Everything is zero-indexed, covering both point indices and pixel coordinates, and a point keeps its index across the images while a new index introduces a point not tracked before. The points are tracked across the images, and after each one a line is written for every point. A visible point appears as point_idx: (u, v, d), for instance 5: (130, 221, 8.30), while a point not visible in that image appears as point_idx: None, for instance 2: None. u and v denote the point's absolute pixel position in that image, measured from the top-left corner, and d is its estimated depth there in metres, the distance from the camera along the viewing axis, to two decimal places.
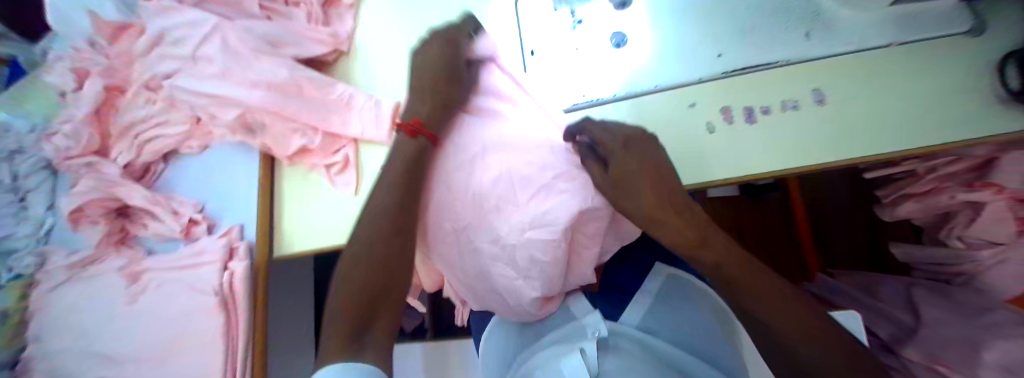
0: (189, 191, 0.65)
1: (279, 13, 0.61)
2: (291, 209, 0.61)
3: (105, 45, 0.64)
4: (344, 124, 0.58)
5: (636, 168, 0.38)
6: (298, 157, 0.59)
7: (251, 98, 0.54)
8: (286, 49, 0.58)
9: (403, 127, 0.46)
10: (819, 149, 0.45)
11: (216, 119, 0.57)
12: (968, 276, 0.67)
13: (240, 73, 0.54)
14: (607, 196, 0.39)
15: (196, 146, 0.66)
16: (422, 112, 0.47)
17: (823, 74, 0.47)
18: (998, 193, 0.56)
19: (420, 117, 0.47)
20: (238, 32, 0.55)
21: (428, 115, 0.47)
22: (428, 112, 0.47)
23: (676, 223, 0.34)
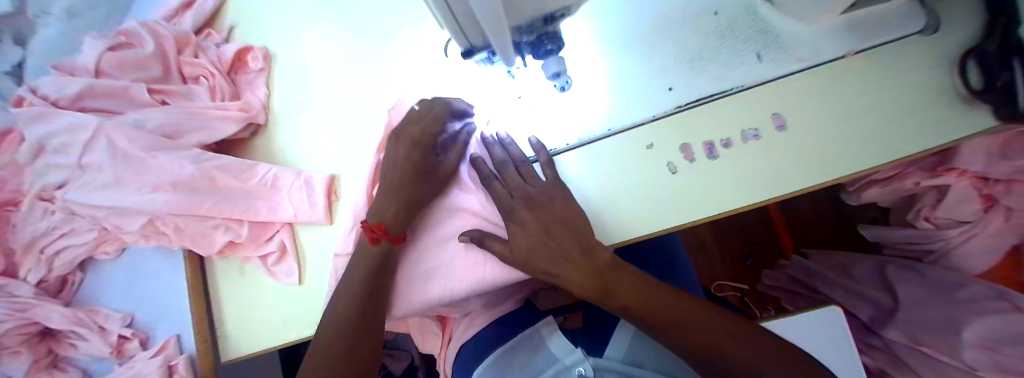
0: (113, 301, 0.58)
1: (176, 94, 0.56)
2: (228, 313, 0.53)
3: None
4: (275, 210, 0.52)
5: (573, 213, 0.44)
6: (227, 251, 0.53)
7: (155, 206, 0.49)
8: (184, 139, 0.53)
9: (366, 231, 0.47)
10: (784, 178, 0.44)
11: (123, 231, 0.52)
12: (937, 254, 0.67)
13: (137, 178, 0.49)
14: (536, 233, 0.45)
15: (111, 251, 0.59)
16: (388, 214, 0.48)
17: (779, 98, 0.46)
18: (959, 175, 0.56)
19: (386, 221, 0.47)
20: (127, 131, 0.50)
21: (391, 218, 0.48)
22: (396, 216, 0.48)
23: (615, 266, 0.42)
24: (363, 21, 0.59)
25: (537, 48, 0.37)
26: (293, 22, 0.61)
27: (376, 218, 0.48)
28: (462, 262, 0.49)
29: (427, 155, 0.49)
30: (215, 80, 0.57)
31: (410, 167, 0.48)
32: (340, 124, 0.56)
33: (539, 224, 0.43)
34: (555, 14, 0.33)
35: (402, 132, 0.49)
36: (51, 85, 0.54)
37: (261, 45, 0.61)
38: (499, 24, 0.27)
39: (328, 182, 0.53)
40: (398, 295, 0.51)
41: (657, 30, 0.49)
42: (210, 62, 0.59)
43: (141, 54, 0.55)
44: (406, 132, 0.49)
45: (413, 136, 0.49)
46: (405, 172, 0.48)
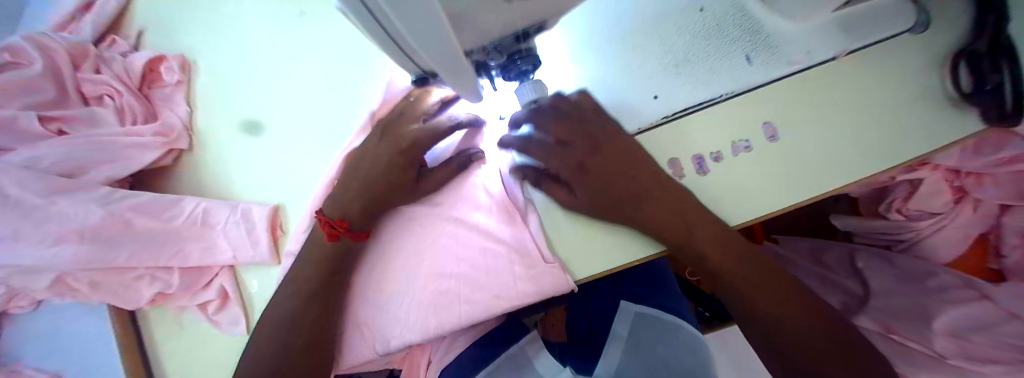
0: (37, 360, 0.51)
1: (74, 120, 0.47)
2: (168, 370, 0.47)
3: None
4: (210, 252, 0.46)
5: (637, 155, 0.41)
6: (159, 301, 0.47)
7: (62, 261, 0.42)
8: (88, 176, 0.45)
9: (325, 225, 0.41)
10: (774, 190, 0.42)
11: (31, 288, 0.45)
12: (908, 242, 0.69)
13: (33, 229, 0.42)
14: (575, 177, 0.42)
15: (26, 304, 0.51)
16: (353, 208, 0.42)
17: (772, 106, 0.42)
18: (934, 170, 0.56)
19: (349, 216, 0.42)
20: (21, 175, 0.42)
21: (358, 213, 0.42)
22: (361, 213, 0.42)
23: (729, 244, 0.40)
24: (298, 22, 0.51)
25: (509, 69, 0.32)
26: (215, 24, 0.53)
27: (340, 212, 0.42)
28: (447, 252, 0.43)
29: (411, 162, 0.42)
30: (124, 99, 0.49)
31: (388, 169, 0.42)
32: (285, 145, 0.49)
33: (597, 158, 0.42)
34: (528, 29, 0.28)
35: (384, 137, 0.42)
36: None
37: (181, 55, 0.53)
38: (439, 37, 0.22)
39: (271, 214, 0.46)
40: (362, 285, 0.45)
41: (634, 33, 0.45)
42: (114, 78, 0.49)
43: (29, 74, 0.46)
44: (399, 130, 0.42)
45: (402, 138, 0.42)
46: (382, 171, 0.42)
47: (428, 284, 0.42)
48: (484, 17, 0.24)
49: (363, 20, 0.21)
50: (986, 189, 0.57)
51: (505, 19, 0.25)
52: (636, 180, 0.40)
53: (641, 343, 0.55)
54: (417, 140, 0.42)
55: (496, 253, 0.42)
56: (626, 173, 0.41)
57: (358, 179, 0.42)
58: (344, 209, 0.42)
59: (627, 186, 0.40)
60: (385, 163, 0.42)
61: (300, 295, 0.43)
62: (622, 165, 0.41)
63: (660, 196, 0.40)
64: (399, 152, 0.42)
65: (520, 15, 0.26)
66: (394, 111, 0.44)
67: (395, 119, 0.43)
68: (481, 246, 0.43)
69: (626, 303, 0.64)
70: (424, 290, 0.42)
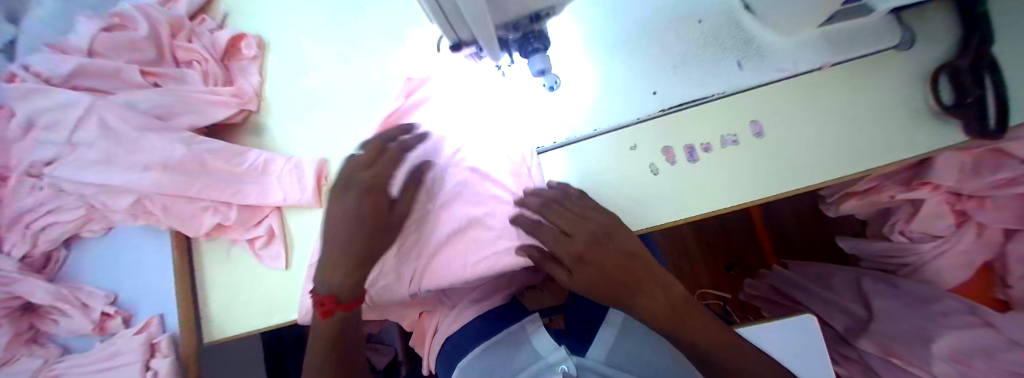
0: (101, 280, 0.58)
1: (166, 77, 0.58)
2: (218, 293, 0.54)
3: None
4: (263, 194, 0.53)
5: (602, 219, 0.44)
6: (215, 233, 0.55)
7: (145, 185, 0.50)
8: (175, 121, 0.54)
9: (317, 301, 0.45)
10: (758, 181, 0.46)
11: (111, 208, 0.53)
12: (913, 267, 0.68)
13: (126, 157, 0.50)
14: (548, 235, 0.44)
15: (98, 229, 0.59)
16: (339, 285, 0.45)
17: (760, 107, 0.47)
18: (935, 190, 0.58)
19: (339, 293, 0.45)
20: (119, 110, 0.51)
21: (345, 288, 0.45)
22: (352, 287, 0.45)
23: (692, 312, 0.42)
24: (357, 14, 0.60)
25: (524, 45, 0.38)
26: (286, 11, 0.63)
27: (327, 289, 0.45)
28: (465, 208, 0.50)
29: (382, 205, 0.46)
30: (208, 65, 0.59)
31: (362, 221, 0.45)
32: (334, 114, 0.57)
33: (570, 224, 0.44)
34: (542, 12, 0.35)
35: (353, 172, 0.46)
36: (45, 63, 0.53)
37: (256, 33, 0.63)
38: (481, 14, 0.28)
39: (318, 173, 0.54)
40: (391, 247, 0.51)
41: (642, 36, 0.50)
42: (204, 48, 0.60)
43: (136, 36, 0.56)
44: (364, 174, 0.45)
45: (363, 181, 0.45)
46: (354, 226, 0.45)
47: (442, 233, 0.49)
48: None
49: None
50: (986, 212, 0.58)
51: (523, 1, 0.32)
52: (603, 244, 0.43)
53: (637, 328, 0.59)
54: (382, 180, 0.45)
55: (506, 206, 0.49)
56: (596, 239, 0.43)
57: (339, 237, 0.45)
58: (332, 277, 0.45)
59: (598, 249, 0.42)
60: (367, 217, 0.45)
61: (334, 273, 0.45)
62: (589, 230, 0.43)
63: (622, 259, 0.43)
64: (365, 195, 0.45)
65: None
66: (365, 168, 0.46)
67: (352, 167, 0.46)
68: (493, 195, 0.50)
69: None
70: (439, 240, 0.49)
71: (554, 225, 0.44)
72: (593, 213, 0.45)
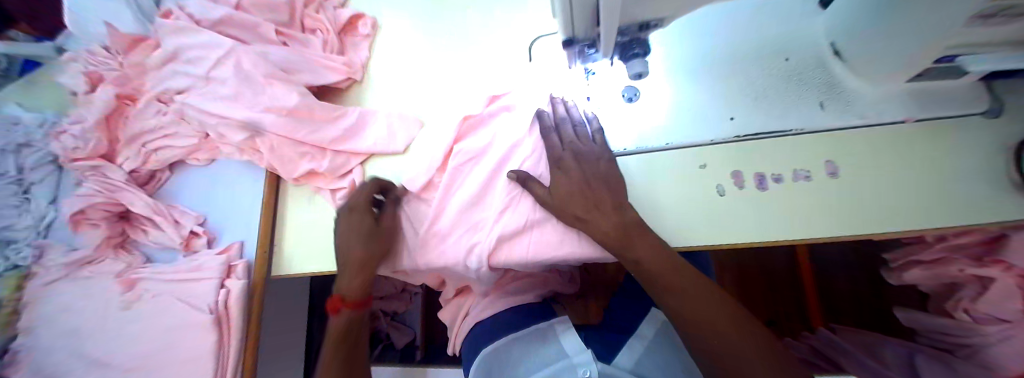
0: (194, 203, 0.66)
1: (294, 39, 0.67)
2: (295, 229, 0.60)
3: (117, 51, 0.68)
4: (358, 141, 0.61)
5: (610, 176, 0.48)
6: (304, 179, 0.61)
7: (264, 122, 0.57)
8: (297, 76, 0.62)
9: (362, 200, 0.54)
10: (823, 219, 0.46)
11: (225, 139, 0.61)
12: (972, 348, 0.64)
13: (253, 96, 0.58)
14: (559, 180, 0.48)
15: (202, 158, 0.67)
16: (354, 247, 0.52)
17: (838, 149, 0.48)
18: (1007, 271, 0.56)
19: (349, 290, 0.52)
20: (253, 58, 0.60)
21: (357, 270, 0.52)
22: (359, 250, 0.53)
23: (676, 266, 0.44)
24: (463, 13, 0.69)
25: (626, 49, 0.43)
26: (399, 4, 0.72)
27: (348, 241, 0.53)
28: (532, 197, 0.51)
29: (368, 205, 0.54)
30: (329, 35, 0.67)
31: (357, 217, 0.53)
32: (423, 92, 0.64)
33: (580, 174, 0.48)
34: (650, 23, 0.39)
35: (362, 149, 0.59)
36: (199, 8, 0.63)
37: (372, 15, 0.71)
38: (612, 11, 0.33)
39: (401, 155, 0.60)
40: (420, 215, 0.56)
41: (727, 66, 0.53)
42: (329, 20, 0.69)
43: (278, 1, 0.66)
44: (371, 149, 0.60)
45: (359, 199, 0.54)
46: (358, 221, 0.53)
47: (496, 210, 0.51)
48: (630, 6, 0.35)
49: None
50: None
51: (641, 11, 0.36)
52: (604, 196, 0.46)
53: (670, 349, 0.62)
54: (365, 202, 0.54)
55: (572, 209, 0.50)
56: (601, 190, 0.47)
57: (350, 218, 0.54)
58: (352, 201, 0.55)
59: (600, 198, 0.46)
60: (360, 216, 0.53)
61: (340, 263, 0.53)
62: (599, 182, 0.48)
63: (620, 217, 0.45)
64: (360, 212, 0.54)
65: (654, 11, 0.37)
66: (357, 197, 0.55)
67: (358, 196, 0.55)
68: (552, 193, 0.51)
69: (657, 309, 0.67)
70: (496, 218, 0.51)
71: (566, 172, 0.48)
72: (605, 172, 0.49)
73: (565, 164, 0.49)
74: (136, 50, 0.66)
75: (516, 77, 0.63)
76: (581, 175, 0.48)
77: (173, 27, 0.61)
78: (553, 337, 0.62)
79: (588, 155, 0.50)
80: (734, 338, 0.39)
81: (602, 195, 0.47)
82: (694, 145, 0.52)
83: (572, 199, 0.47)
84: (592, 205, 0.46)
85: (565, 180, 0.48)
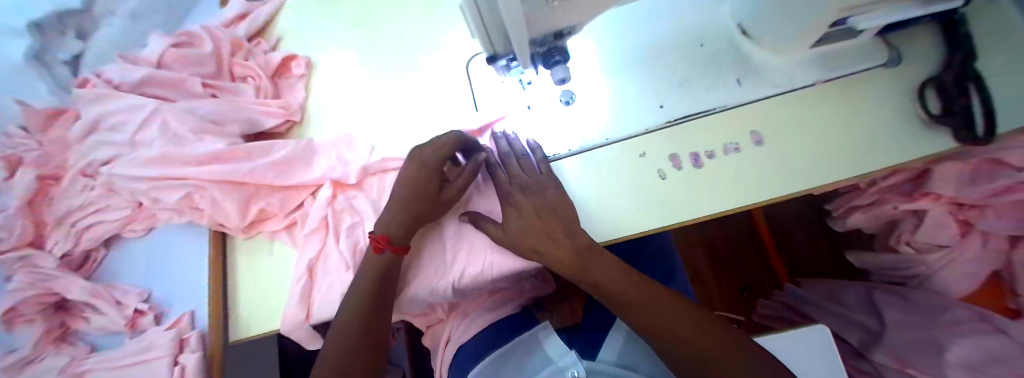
0: (136, 278, 0.61)
1: (224, 89, 0.62)
2: (245, 288, 0.56)
3: (37, 131, 0.64)
4: (309, 174, 0.56)
5: (560, 204, 0.48)
6: (254, 230, 0.57)
7: (199, 171, 0.53)
8: (229, 127, 0.58)
9: (372, 241, 0.48)
10: (756, 186, 0.48)
11: (160, 204, 0.56)
12: (921, 278, 0.69)
13: (175, 152, 0.54)
14: (510, 217, 0.47)
15: (140, 229, 0.61)
16: (393, 225, 0.49)
17: (759, 118, 0.51)
18: (936, 200, 0.60)
19: (393, 234, 0.49)
20: (181, 115, 0.56)
21: (398, 230, 0.49)
22: (403, 232, 0.49)
23: (635, 284, 0.45)
24: (396, 41, 0.65)
25: (547, 58, 0.43)
26: (328, 35, 0.68)
27: (382, 230, 0.49)
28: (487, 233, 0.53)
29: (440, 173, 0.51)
30: (260, 81, 0.63)
31: (426, 184, 0.50)
32: (364, 129, 0.61)
33: (529, 208, 0.47)
34: (563, 30, 0.39)
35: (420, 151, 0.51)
36: (118, 71, 0.59)
37: (306, 54, 0.67)
38: (519, 28, 0.33)
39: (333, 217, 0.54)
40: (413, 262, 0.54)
41: (651, 55, 0.55)
42: (259, 66, 0.64)
43: (202, 52, 0.62)
44: (420, 155, 0.51)
45: (429, 157, 0.50)
46: (419, 189, 0.50)
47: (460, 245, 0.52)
48: (538, 18, 0.36)
49: (469, 14, 0.33)
50: (988, 220, 0.60)
51: (551, 20, 0.37)
52: (557, 226, 0.46)
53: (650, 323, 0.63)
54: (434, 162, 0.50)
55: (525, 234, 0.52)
56: (552, 220, 0.46)
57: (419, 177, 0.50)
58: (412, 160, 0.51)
59: (553, 229, 0.46)
60: (430, 176, 0.50)
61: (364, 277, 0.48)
62: (549, 211, 0.47)
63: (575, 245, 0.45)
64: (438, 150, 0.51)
65: (564, 19, 0.37)
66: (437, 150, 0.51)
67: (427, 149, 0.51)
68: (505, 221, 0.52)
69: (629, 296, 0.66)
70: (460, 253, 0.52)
71: (515, 208, 0.48)
72: (553, 200, 0.48)
73: (513, 200, 0.48)
74: (53, 127, 0.64)
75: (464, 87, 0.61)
76: (530, 207, 0.47)
77: (90, 95, 0.57)
78: (535, 343, 0.61)
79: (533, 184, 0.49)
80: (700, 344, 0.41)
81: (552, 223, 0.46)
82: (632, 135, 0.53)
83: (526, 235, 0.46)
84: (546, 238, 0.45)
85: (516, 217, 0.47)
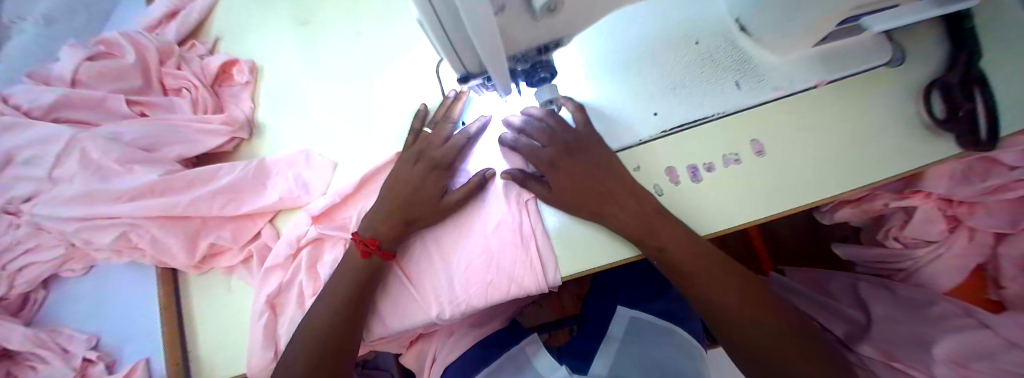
0: (81, 322, 0.55)
1: (154, 106, 0.54)
2: (202, 329, 0.51)
3: None
4: (258, 202, 0.50)
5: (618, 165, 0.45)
6: (205, 266, 0.52)
7: (134, 211, 0.47)
8: (164, 152, 0.51)
9: (359, 244, 0.45)
10: (758, 201, 0.44)
11: (91, 244, 0.49)
12: (907, 272, 0.69)
13: (104, 187, 0.47)
14: (561, 194, 0.44)
15: (79, 268, 0.56)
16: (383, 230, 0.46)
17: (760, 125, 0.47)
18: (925, 197, 0.59)
19: (380, 237, 0.45)
20: (102, 143, 0.49)
21: (387, 234, 0.46)
22: (391, 235, 0.46)
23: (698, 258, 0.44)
24: (352, 39, 0.58)
25: (531, 75, 0.37)
26: (274, 36, 0.60)
27: (371, 232, 0.46)
28: (478, 251, 0.45)
29: (437, 181, 0.47)
30: (199, 93, 0.55)
31: (421, 184, 0.47)
32: (322, 143, 0.54)
33: (588, 171, 0.44)
34: (549, 44, 0.34)
35: (425, 150, 0.48)
36: (29, 95, 0.51)
37: (250, 59, 0.59)
38: (495, 50, 0.27)
39: (309, 251, 0.49)
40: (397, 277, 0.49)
41: (641, 57, 0.50)
42: (194, 75, 0.56)
43: (124, 64, 0.53)
44: (428, 151, 0.48)
45: (431, 157, 0.47)
46: (413, 191, 0.46)
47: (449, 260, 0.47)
48: (519, 32, 0.30)
49: (433, 32, 0.27)
50: (977, 216, 0.59)
51: (533, 35, 0.31)
52: (620, 190, 0.44)
53: (645, 323, 0.62)
54: (445, 158, 0.47)
55: (517, 260, 0.44)
56: (613, 188, 0.44)
57: (415, 177, 0.47)
58: (413, 156, 0.48)
59: (616, 190, 0.44)
60: (417, 182, 0.47)
61: (338, 286, 0.46)
62: (608, 170, 0.45)
63: (645, 213, 0.43)
64: (442, 151, 0.47)
65: (547, 33, 0.32)
66: (425, 146, 0.48)
67: (426, 145, 0.48)
68: (498, 240, 0.45)
69: (622, 307, 0.65)
70: (446, 274, 0.46)
71: (567, 172, 0.44)
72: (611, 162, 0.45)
73: (569, 159, 0.45)
74: None
75: (429, 89, 0.54)
76: (582, 168, 0.45)
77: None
78: (525, 358, 0.60)
79: (594, 144, 0.46)
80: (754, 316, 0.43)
81: (614, 185, 0.44)
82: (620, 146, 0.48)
83: (585, 203, 0.43)
84: (609, 204, 0.43)
85: (574, 180, 0.44)
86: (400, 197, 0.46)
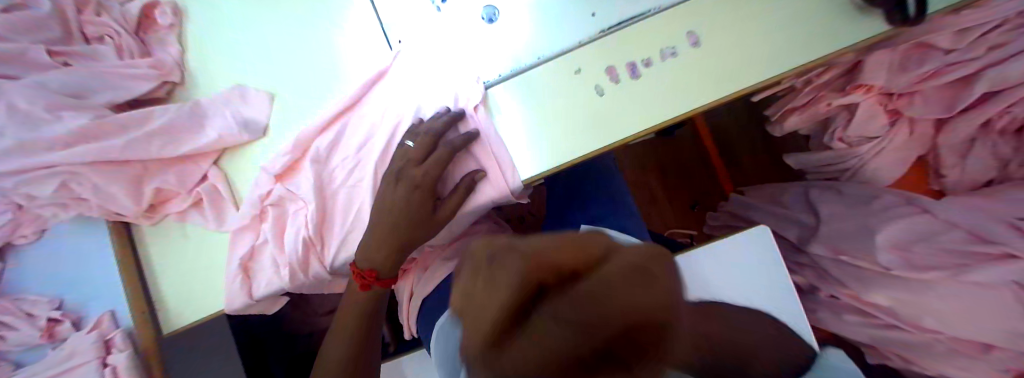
0: (42, 286, 0.55)
1: (78, 55, 0.52)
2: (164, 275, 0.52)
3: None
4: (197, 142, 0.50)
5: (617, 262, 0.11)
6: (156, 213, 0.51)
7: (72, 158, 0.46)
8: (93, 98, 0.50)
9: (357, 274, 0.49)
10: (693, 90, 0.45)
11: (37, 196, 0.49)
12: (853, 171, 0.73)
13: (41, 136, 0.46)
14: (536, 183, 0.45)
15: (31, 233, 0.54)
16: (376, 259, 0.48)
17: (695, 18, 0.47)
18: (868, 92, 0.59)
19: (376, 267, 0.48)
20: (29, 91, 0.47)
21: (381, 261, 0.48)
22: (384, 262, 0.48)
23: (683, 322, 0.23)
24: None
25: None
26: None
27: (368, 264, 0.48)
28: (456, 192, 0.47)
29: (425, 197, 0.46)
30: (123, 38, 0.53)
31: (407, 204, 0.46)
32: (258, 78, 0.53)
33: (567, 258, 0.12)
34: None
35: (403, 169, 0.45)
36: None
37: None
38: None
39: (274, 206, 0.49)
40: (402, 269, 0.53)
41: None
42: (117, 23, 0.53)
43: (39, 14, 0.51)
44: (407, 171, 0.45)
45: (413, 177, 0.45)
46: (401, 210, 0.46)
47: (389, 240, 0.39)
48: None
49: None
50: (915, 107, 0.61)
51: None
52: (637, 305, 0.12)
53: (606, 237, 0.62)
54: (426, 172, 0.45)
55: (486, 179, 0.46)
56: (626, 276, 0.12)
57: (398, 198, 0.45)
58: (394, 170, 0.46)
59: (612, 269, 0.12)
60: (401, 203, 0.45)
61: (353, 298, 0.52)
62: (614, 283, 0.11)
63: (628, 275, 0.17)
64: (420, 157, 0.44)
65: None
66: (401, 159, 0.46)
67: (404, 163, 0.45)
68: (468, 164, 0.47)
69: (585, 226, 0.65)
70: None
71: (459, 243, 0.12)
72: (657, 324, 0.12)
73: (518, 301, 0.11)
74: None
75: (365, 14, 0.52)
76: None
77: None
78: None
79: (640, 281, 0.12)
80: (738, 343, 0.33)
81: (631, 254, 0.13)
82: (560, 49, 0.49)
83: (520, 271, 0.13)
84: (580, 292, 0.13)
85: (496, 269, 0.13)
86: (389, 211, 0.46)
